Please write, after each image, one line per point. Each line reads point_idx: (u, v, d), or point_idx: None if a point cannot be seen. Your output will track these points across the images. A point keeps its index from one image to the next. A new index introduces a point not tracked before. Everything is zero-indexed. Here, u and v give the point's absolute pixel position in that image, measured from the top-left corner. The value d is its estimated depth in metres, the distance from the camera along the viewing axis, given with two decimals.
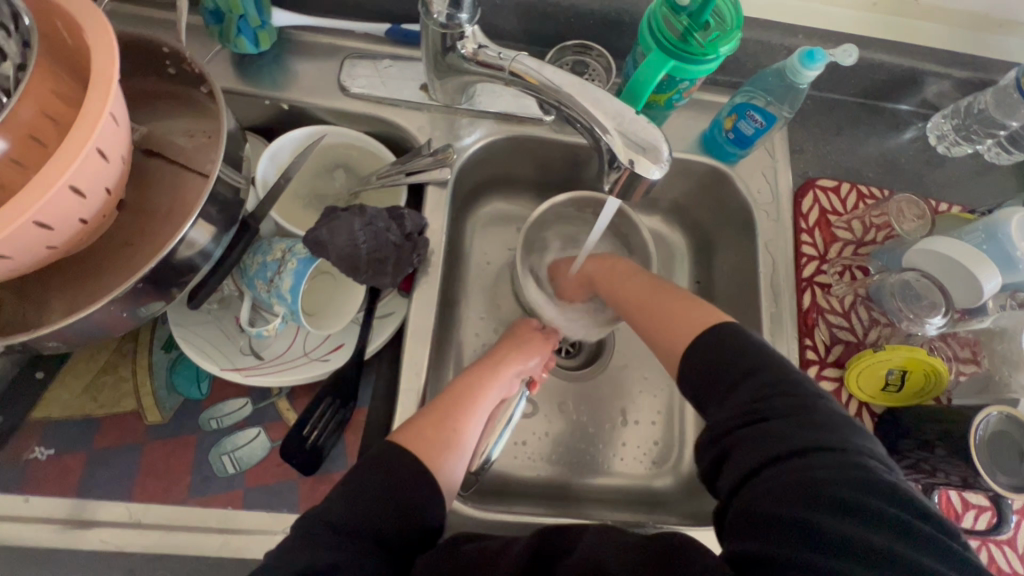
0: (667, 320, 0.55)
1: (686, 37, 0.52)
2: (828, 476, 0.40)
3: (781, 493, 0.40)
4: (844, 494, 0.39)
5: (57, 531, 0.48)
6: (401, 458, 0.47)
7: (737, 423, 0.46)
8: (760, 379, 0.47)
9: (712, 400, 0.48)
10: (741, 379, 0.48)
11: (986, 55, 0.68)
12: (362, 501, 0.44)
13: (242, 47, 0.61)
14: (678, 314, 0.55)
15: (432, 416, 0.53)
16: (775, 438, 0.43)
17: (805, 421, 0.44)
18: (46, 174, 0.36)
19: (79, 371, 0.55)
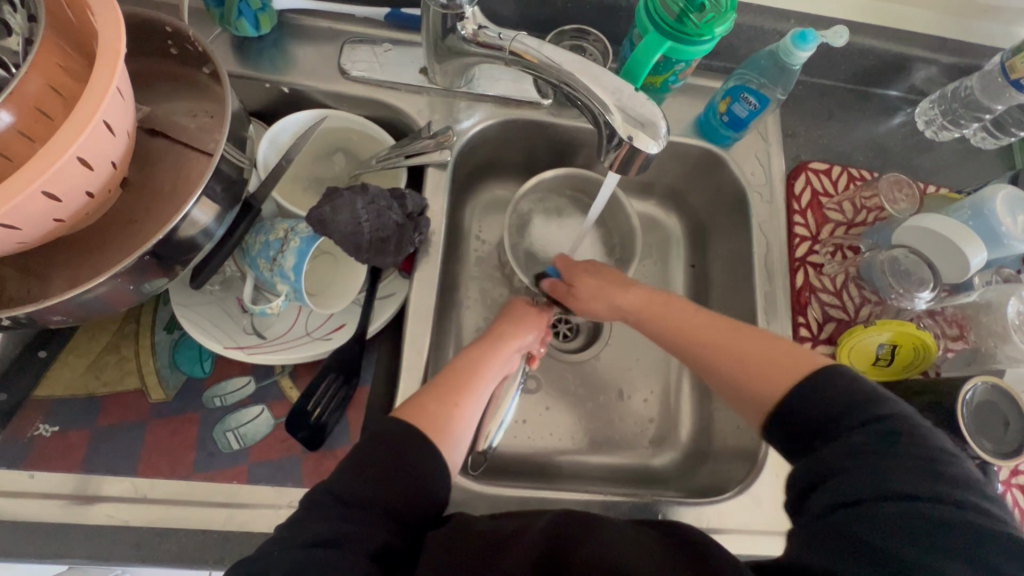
0: (769, 362, 0.50)
1: (683, 18, 0.53)
2: (941, 527, 0.35)
3: (880, 538, 0.36)
4: (950, 546, 0.35)
5: (63, 506, 0.48)
6: (403, 431, 0.47)
7: (840, 459, 0.41)
8: (867, 414, 0.42)
9: (821, 435, 0.43)
10: (853, 416, 0.42)
11: (973, 41, 0.70)
12: (371, 474, 0.44)
13: (243, 30, 0.62)
14: (783, 352, 0.50)
15: (436, 391, 0.53)
16: (895, 480, 0.38)
17: (928, 465, 0.38)
18: (55, 145, 0.37)
19: (82, 350, 0.55)
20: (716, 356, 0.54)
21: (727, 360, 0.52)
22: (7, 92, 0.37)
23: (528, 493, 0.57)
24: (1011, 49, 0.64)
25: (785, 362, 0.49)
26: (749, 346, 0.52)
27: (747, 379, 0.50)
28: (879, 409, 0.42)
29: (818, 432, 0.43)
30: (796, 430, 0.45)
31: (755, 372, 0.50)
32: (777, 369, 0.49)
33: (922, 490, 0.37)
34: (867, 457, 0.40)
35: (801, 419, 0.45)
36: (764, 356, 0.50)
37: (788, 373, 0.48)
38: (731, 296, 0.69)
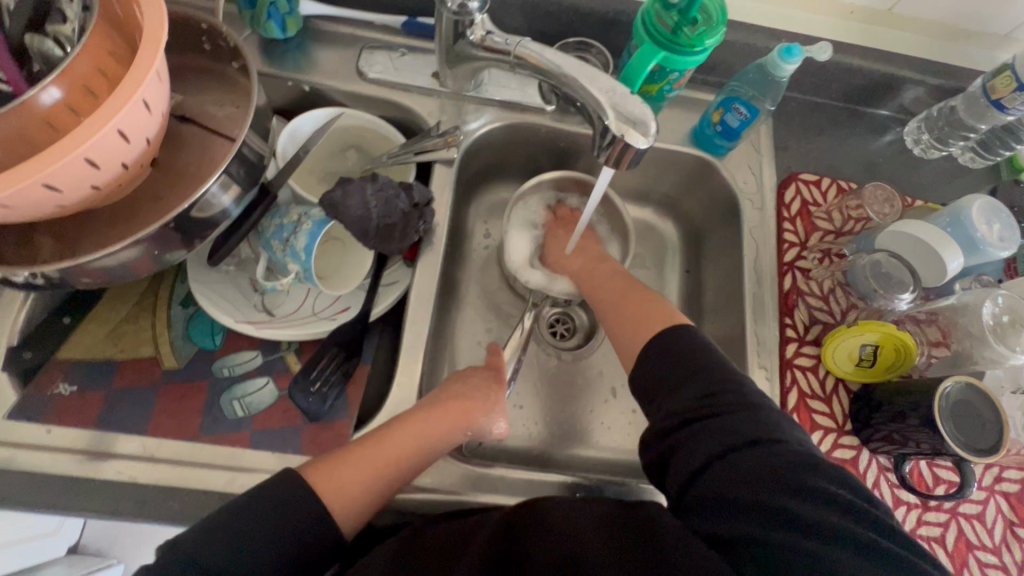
0: (625, 322, 0.61)
1: (676, 31, 0.57)
2: (762, 466, 0.43)
3: (728, 492, 0.43)
4: (786, 480, 0.42)
5: (76, 460, 0.51)
6: (275, 497, 0.45)
7: (688, 422, 0.49)
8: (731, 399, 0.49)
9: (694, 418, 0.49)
10: (687, 378, 0.51)
11: (958, 64, 0.73)
12: (258, 516, 0.44)
13: (270, 31, 0.67)
14: (641, 316, 0.60)
15: (357, 460, 0.50)
16: (725, 433, 0.46)
17: (746, 412, 0.47)
18: (97, 116, 0.41)
19: (102, 319, 0.58)
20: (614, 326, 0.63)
21: (614, 327, 0.63)
22: (60, 70, 0.41)
23: (511, 472, 0.59)
24: (992, 71, 0.67)
25: (652, 324, 0.58)
26: (619, 314, 0.63)
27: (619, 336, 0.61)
28: (697, 369, 0.51)
29: (660, 395, 0.52)
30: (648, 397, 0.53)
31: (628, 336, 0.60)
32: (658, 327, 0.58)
33: (783, 504, 0.41)
34: (701, 418, 0.48)
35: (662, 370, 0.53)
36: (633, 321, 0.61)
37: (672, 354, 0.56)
38: (722, 299, 0.72)
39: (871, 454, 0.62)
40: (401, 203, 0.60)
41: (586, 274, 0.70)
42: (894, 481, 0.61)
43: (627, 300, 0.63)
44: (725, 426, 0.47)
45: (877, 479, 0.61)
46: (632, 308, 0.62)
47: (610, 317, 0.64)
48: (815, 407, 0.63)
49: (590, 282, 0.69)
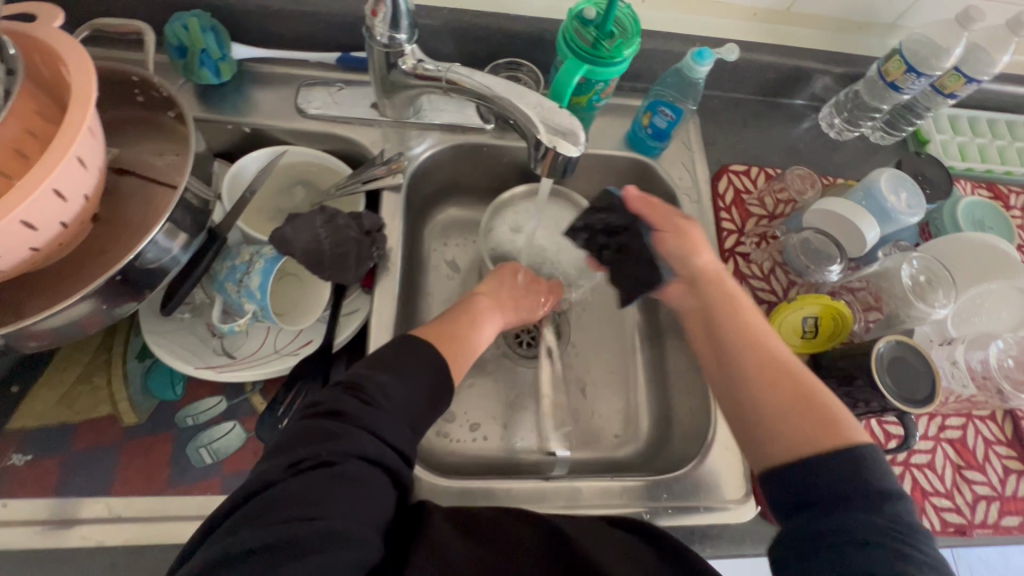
0: (802, 428, 0.47)
1: (596, 45, 0.61)
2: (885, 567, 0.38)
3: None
4: None
5: (38, 532, 0.49)
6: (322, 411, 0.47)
7: (837, 499, 0.42)
8: (869, 488, 0.42)
9: (814, 505, 0.43)
10: (851, 487, 0.42)
11: (857, 53, 0.80)
12: (304, 444, 0.44)
13: (205, 78, 0.67)
14: (808, 417, 0.48)
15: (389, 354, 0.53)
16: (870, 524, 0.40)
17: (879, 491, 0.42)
18: (31, 178, 0.41)
19: (53, 383, 0.57)
20: (752, 417, 0.51)
21: (773, 433, 0.49)
22: None
23: (493, 485, 0.59)
24: (885, 57, 0.74)
25: (807, 422, 0.47)
26: (785, 400, 0.50)
27: (773, 428, 0.49)
28: (871, 484, 0.42)
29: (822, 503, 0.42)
30: (788, 497, 0.45)
31: (790, 429, 0.48)
32: (798, 415, 0.48)
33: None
34: (829, 494, 0.43)
35: (809, 482, 0.44)
36: (804, 414, 0.48)
37: (813, 433, 0.46)
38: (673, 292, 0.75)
39: None
40: (349, 226, 0.62)
41: (729, 304, 0.58)
42: None
43: (799, 420, 0.48)
44: (850, 495, 0.42)
45: None
46: (801, 397, 0.49)
47: (751, 387, 0.52)
48: None
49: (750, 365, 0.53)
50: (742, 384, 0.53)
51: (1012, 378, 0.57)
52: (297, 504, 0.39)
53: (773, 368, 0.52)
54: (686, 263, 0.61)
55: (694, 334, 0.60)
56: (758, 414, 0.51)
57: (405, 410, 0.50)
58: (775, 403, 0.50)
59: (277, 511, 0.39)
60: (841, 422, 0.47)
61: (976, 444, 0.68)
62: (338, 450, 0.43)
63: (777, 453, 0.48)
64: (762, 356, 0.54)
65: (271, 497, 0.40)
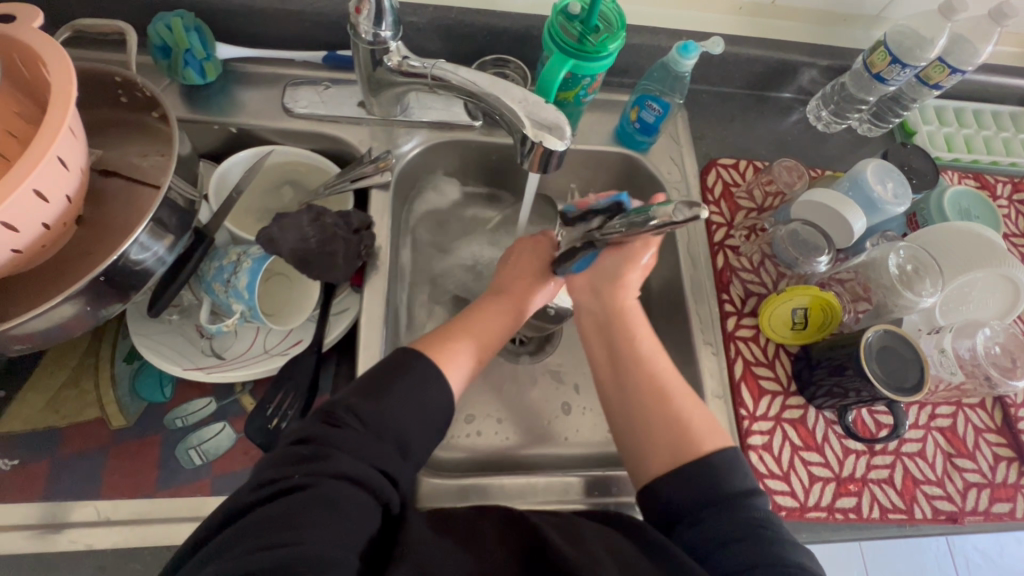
0: (676, 439, 0.52)
1: (582, 40, 0.61)
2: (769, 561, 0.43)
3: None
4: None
5: (25, 537, 0.49)
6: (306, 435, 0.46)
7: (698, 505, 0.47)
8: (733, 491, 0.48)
9: (691, 512, 0.47)
10: (710, 492, 0.48)
11: (843, 46, 0.80)
12: (285, 469, 0.43)
13: (190, 78, 0.67)
14: (676, 438, 0.52)
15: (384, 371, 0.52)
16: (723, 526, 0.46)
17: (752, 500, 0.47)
18: (10, 178, 0.40)
19: (40, 387, 0.57)
20: (636, 425, 0.55)
21: (644, 448, 0.53)
22: None
23: (485, 481, 0.59)
24: (869, 49, 0.74)
25: (678, 436, 0.52)
26: (667, 423, 0.53)
27: (654, 443, 0.53)
28: (725, 489, 0.48)
29: (686, 508, 0.48)
30: (665, 510, 0.49)
31: (663, 438, 0.53)
32: (679, 432, 0.53)
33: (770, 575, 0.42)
34: (708, 507, 0.47)
35: (685, 491, 0.48)
36: (672, 430, 0.53)
37: (685, 444, 0.51)
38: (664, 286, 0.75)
39: (817, 410, 0.66)
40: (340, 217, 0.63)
41: (624, 312, 0.60)
42: (841, 432, 0.65)
43: (671, 429, 0.53)
44: (720, 511, 0.47)
45: (826, 432, 0.65)
46: (682, 419, 0.54)
47: (641, 403, 0.55)
48: (761, 373, 0.67)
49: (631, 387, 0.57)
50: (624, 396, 0.57)
51: (1000, 366, 0.58)
52: (278, 528, 0.38)
53: (654, 385, 0.56)
54: (603, 287, 0.60)
55: (591, 338, 0.62)
56: (647, 429, 0.54)
57: (395, 428, 0.48)
58: (661, 417, 0.54)
59: (260, 535, 0.38)
60: (710, 435, 0.52)
61: (966, 431, 0.68)
62: (310, 472, 0.43)
63: (659, 463, 0.52)
64: (642, 374, 0.57)
65: (248, 521, 0.39)
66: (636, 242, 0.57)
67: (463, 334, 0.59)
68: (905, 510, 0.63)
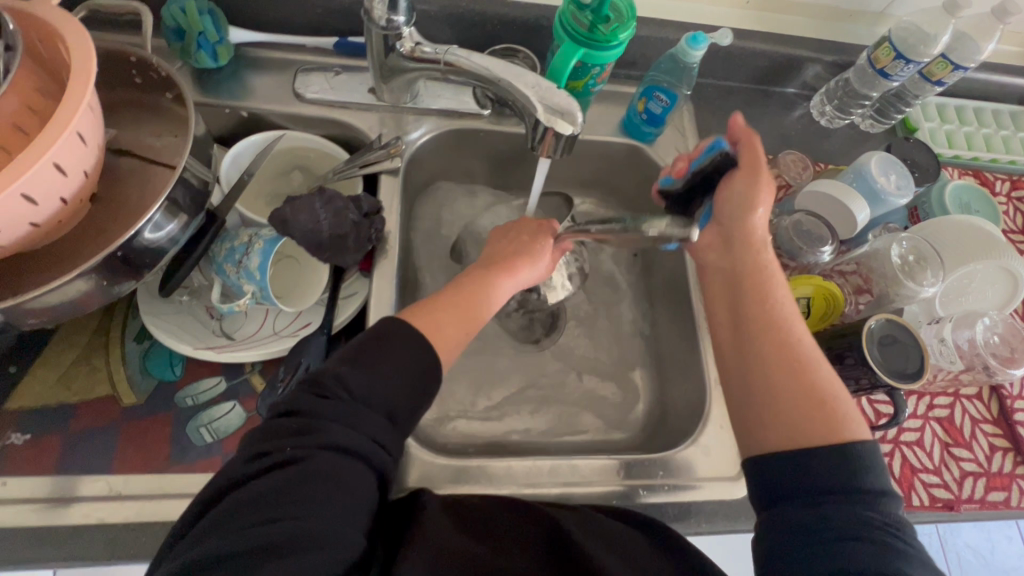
0: (804, 415, 0.46)
1: (592, 29, 0.61)
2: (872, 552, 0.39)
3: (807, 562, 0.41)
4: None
5: (36, 510, 0.49)
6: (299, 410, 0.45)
7: (823, 490, 0.43)
8: (850, 482, 0.42)
9: (805, 492, 0.43)
10: (850, 484, 0.42)
11: (848, 42, 0.81)
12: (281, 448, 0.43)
13: (202, 61, 0.67)
14: (814, 410, 0.46)
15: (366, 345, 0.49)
16: (848, 523, 0.41)
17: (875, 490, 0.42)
18: (31, 152, 0.41)
19: (51, 363, 0.57)
20: (755, 382, 0.50)
21: (763, 420, 0.48)
22: None
23: (492, 463, 0.60)
24: (874, 44, 0.75)
25: (807, 418, 0.46)
26: (801, 386, 0.48)
27: (775, 415, 0.47)
28: (860, 481, 0.42)
29: (813, 478, 0.43)
30: (771, 484, 0.45)
31: (789, 408, 0.47)
32: (812, 411, 0.46)
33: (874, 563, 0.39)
34: (814, 483, 0.43)
35: (814, 472, 0.43)
36: (803, 410, 0.46)
37: (819, 426, 0.45)
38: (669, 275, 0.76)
39: None
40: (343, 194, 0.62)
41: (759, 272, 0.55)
42: None
43: (801, 406, 0.47)
44: (834, 500, 0.42)
45: None
46: (813, 385, 0.48)
47: (765, 363, 0.50)
48: None
49: (758, 352, 0.51)
50: (740, 364, 0.52)
51: (998, 355, 0.59)
52: (265, 507, 0.39)
53: (789, 354, 0.50)
54: (731, 216, 0.56)
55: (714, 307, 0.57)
56: (775, 404, 0.48)
57: (380, 396, 0.47)
58: (788, 386, 0.48)
59: (248, 515, 0.39)
60: (856, 422, 0.46)
61: (964, 422, 0.70)
62: (300, 446, 0.43)
63: (773, 438, 0.47)
64: (770, 339, 0.51)
65: (243, 497, 0.40)
66: (744, 175, 0.55)
67: (455, 308, 0.57)
68: (902, 498, 0.64)
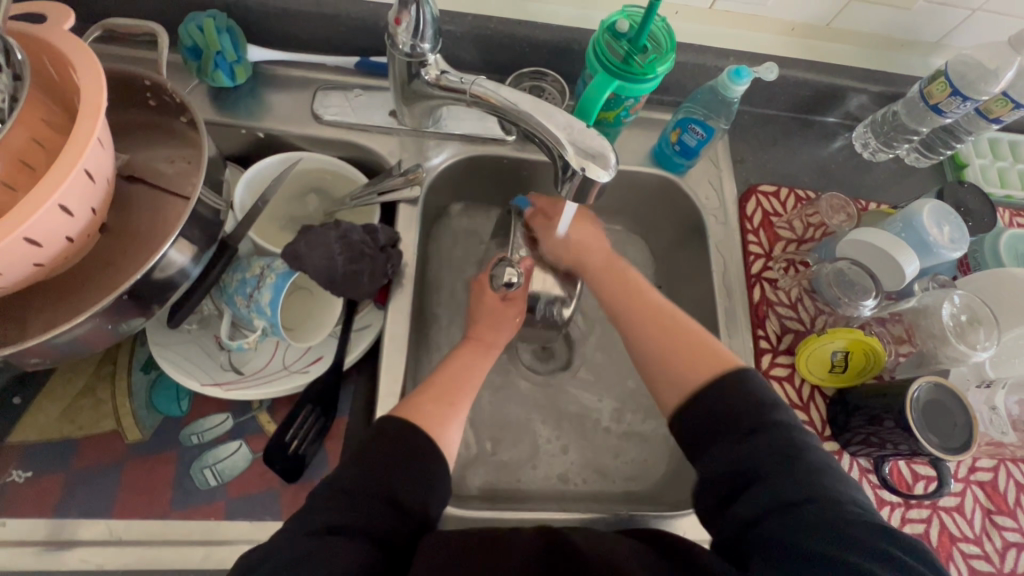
0: (682, 355, 0.56)
1: (628, 59, 0.58)
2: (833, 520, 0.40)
3: (776, 543, 0.41)
4: (851, 535, 0.39)
5: (34, 554, 0.48)
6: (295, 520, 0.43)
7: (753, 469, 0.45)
8: (750, 423, 0.48)
9: (740, 471, 0.46)
10: (743, 419, 0.48)
11: (897, 71, 0.76)
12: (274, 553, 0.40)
13: (219, 80, 0.65)
14: (700, 358, 0.55)
15: (365, 446, 0.49)
16: (783, 484, 0.44)
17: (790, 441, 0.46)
18: (35, 194, 0.39)
19: (56, 395, 0.55)
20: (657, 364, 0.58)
21: (658, 360, 0.57)
22: None
23: (503, 515, 0.58)
24: (927, 77, 0.70)
25: (690, 355, 0.55)
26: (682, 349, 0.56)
27: (662, 356, 0.57)
28: (767, 416, 0.48)
29: (711, 435, 0.49)
30: (716, 476, 0.48)
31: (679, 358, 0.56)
32: (691, 361, 0.55)
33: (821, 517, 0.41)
34: (752, 460, 0.46)
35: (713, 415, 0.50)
36: (678, 359, 0.56)
37: (702, 364, 0.54)
38: (694, 315, 0.72)
39: (851, 457, 0.63)
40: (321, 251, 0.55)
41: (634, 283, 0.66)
42: (876, 482, 0.62)
43: (684, 350, 0.56)
44: (772, 470, 0.45)
45: (859, 482, 0.62)
46: (687, 342, 0.57)
47: (655, 334, 0.59)
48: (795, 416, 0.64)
49: (643, 335, 0.60)
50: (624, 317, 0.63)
51: None
52: None
53: (657, 310, 0.61)
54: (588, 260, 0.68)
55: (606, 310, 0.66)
56: (651, 343, 0.59)
57: (376, 483, 0.46)
58: (655, 334, 0.59)
59: None
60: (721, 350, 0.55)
61: (1007, 487, 0.65)
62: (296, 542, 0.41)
63: (667, 393, 0.55)
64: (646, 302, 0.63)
65: None
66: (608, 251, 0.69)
67: (451, 399, 0.56)
68: None
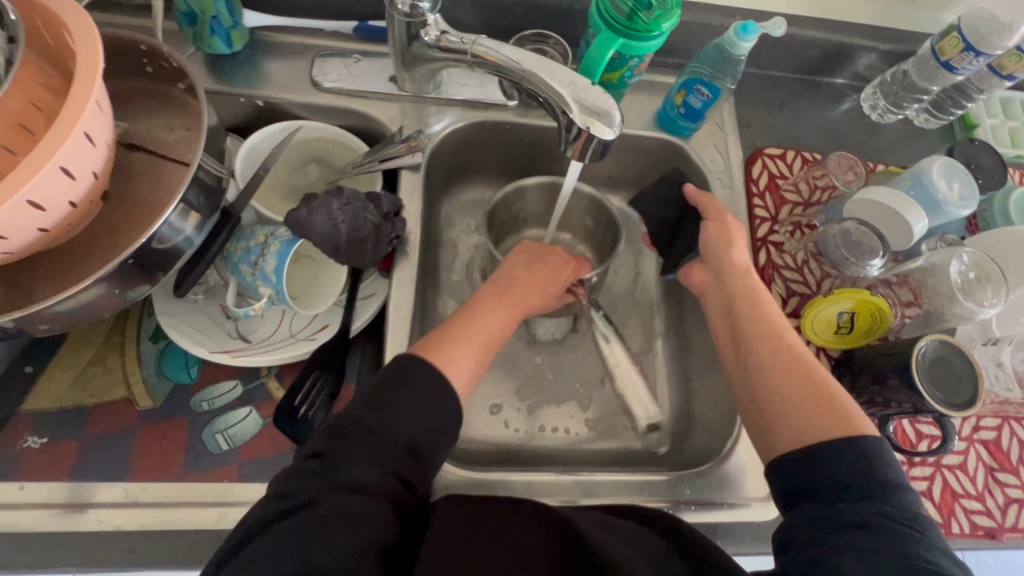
0: (805, 399, 0.49)
1: (632, 17, 0.56)
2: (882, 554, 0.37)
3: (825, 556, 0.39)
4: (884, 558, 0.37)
5: (53, 515, 0.49)
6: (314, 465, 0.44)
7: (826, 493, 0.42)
8: (857, 461, 0.43)
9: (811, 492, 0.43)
10: (834, 466, 0.43)
11: (908, 28, 0.74)
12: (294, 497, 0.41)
13: (216, 48, 0.65)
14: (825, 405, 0.48)
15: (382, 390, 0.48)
16: (853, 511, 0.40)
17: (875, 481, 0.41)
18: (36, 156, 0.38)
19: (67, 365, 0.56)
20: (768, 376, 0.52)
21: (783, 401, 0.50)
22: None
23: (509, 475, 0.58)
24: (940, 32, 0.69)
25: (818, 407, 0.48)
26: (807, 390, 0.49)
27: (784, 409, 0.49)
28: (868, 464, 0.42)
29: (802, 470, 0.44)
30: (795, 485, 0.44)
31: (800, 411, 0.48)
32: (816, 407, 0.48)
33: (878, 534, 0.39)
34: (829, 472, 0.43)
35: (804, 468, 0.44)
36: (812, 397, 0.48)
37: (822, 415, 0.47)
38: None
39: None
40: None
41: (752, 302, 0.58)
42: None
43: (805, 388, 0.50)
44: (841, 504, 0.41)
45: None
46: (816, 386, 0.49)
47: (774, 381, 0.51)
48: None
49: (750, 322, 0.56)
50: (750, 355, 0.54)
51: None
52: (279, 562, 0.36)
53: (773, 333, 0.55)
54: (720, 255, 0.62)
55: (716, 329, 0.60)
56: (769, 395, 0.51)
57: (395, 432, 0.46)
58: (780, 382, 0.51)
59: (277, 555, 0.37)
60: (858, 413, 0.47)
61: (1011, 445, 0.66)
62: (316, 489, 0.41)
63: (784, 437, 0.48)
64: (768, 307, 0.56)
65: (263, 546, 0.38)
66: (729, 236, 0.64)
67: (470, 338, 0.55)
68: (942, 525, 0.61)
